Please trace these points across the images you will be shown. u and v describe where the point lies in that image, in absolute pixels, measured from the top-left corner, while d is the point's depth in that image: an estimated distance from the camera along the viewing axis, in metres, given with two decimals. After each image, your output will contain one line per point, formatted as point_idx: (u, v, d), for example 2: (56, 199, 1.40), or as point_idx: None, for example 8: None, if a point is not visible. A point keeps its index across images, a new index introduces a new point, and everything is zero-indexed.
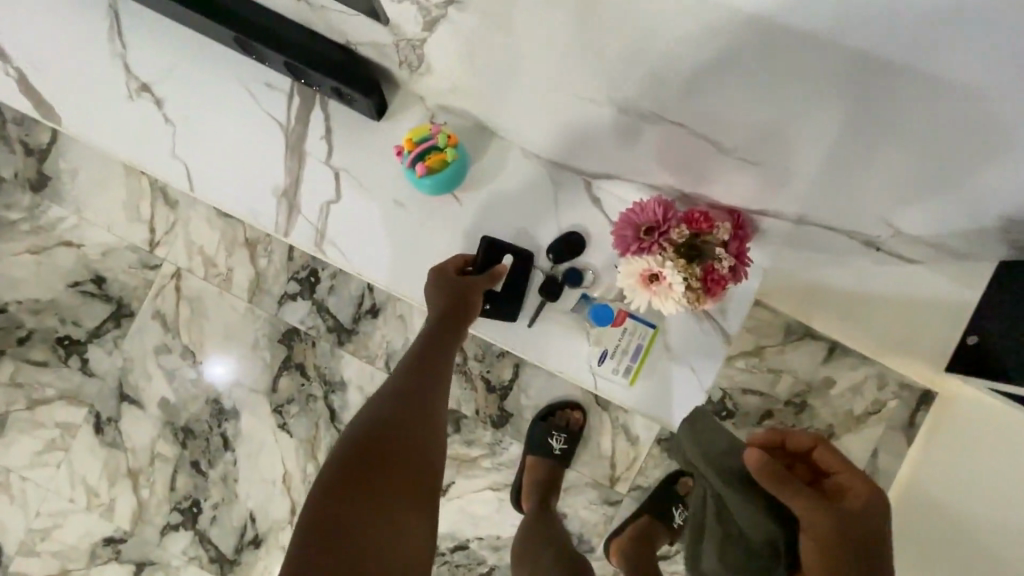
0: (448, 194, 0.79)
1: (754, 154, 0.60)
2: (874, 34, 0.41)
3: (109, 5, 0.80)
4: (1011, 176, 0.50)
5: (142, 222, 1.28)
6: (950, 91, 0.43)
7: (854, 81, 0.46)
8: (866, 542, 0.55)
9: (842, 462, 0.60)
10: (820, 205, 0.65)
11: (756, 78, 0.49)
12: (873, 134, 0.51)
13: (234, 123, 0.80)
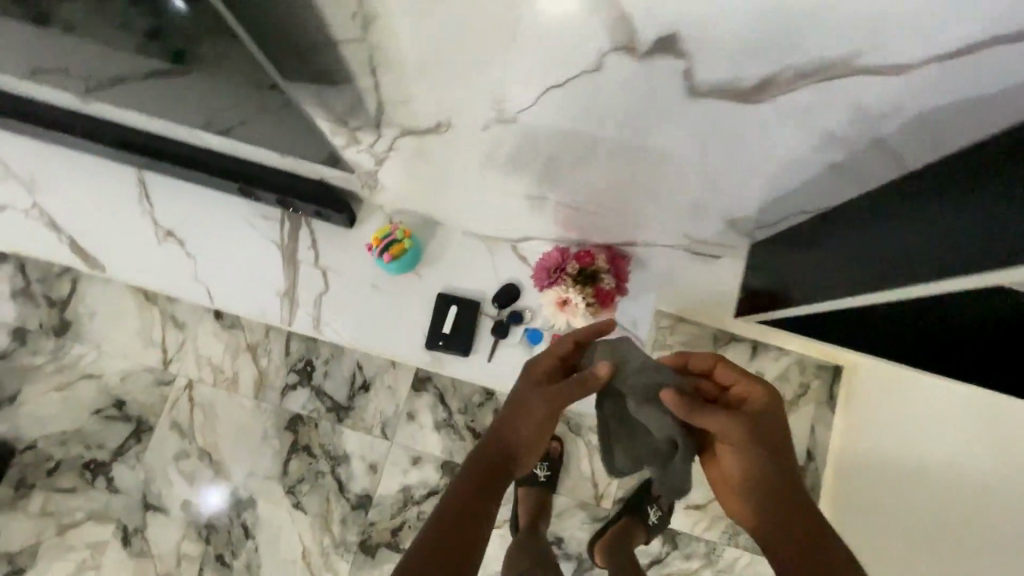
0: (411, 271, 1.04)
1: (607, 199, 0.75)
2: (663, 99, 0.47)
3: (137, 178, 1.06)
4: (824, 181, 0.57)
5: (156, 346, 1.49)
6: (771, 117, 0.47)
7: (679, 129, 0.51)
8: (771, 438, 0.66)
9: (741, 374, 0.70)
10: (674, 227, 0.79)
11: (595, 138, 0.56)
12: (716, 160, 0.56)
13: (241, 248, 1.05)
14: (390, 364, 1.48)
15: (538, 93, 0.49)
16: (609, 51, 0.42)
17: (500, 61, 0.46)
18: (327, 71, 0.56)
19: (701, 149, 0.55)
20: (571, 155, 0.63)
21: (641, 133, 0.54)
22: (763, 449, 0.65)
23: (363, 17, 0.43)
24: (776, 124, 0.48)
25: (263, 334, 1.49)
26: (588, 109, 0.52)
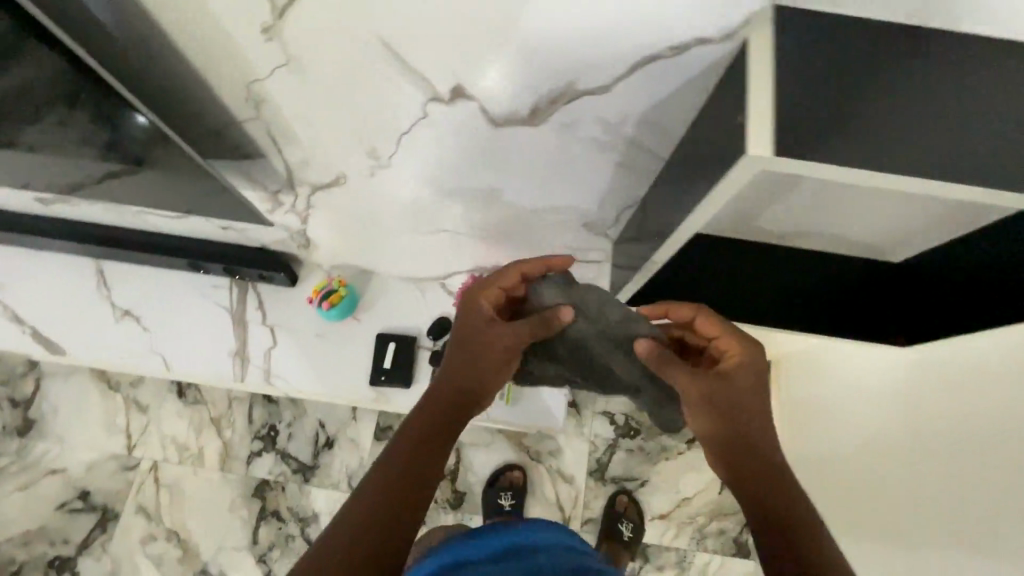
0: (350, 316, 1.15)
1: (486, 225, 0.86)
2: (423, 121, 0.57)
3: (95, 267, 1.17)
4: (616, 182, 0.65)
5: (120, 432, 1.53)
6: (516, 132, 0.57)
7: (457, 143, 0.61)
8: (750, 400, 0.64)
9: (722, 328, 0.67)
10: (545, 239, 0.88)
11: (414, 159, 0.67)
12: (523, 171, 0.66)
13: (194, 316, 1.16)
14: (352, 417, 1.54)
15: (395, 143, 0.63)
16: (425, 101, 0.54)
17: (360, 126, 0.61)
18: (240, 147, 0.71)
19: (533, 172, 0.66)
20: (434, 184, 0.73)
21: (438, 154, 0.64)
22: (741, 412, 0.63)
23: (252, 101, 0.58)
24: (527, 138, 0.58)
25: (226, 406, 1.55)
26: (430, 146, 0.63)
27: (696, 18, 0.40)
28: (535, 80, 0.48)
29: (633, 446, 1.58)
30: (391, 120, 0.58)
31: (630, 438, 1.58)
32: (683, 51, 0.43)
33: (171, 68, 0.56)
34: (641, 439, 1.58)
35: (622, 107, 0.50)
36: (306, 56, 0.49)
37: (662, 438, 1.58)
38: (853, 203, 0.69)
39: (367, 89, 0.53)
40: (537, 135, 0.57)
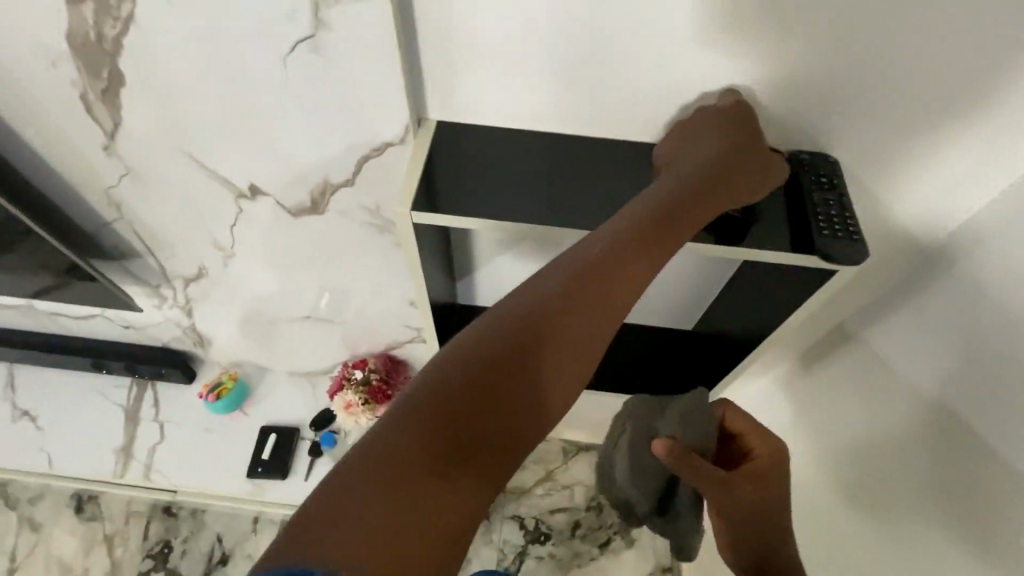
0: (238, 409, 1.22)
1: (338, 310, 1.00)
2: (237, 217, 0.74)
3: (8, 370, 1.26)
4: (400, 256, 0.80)
5: (6, 554, 1.47)
6: (307, 223, 0.74)
7: (272, 236, 0.78)
8: (771, 509, 0.58)
9: (751, 427, 0.64)
10: (388, 319, 1.01)
11: (250, 250, 0.82)
12: (329, 254, 0.82)
13: (88, 415, 1.22)
14: (252, 530, 1.49)
15: (230, 234, 0.79)
16: (235, 198, 0.71)
17: (198, 221, 0.77)
18: (117, 246, 0.87)
19: (345, 255, 0.81)
20: (277, 270, 0.88)
21: (261, 243, 0.80)
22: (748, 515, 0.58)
23: (112, 204, 0.76)
24: (316, 226, 0.75)
25: (122, 521, 1.50)
26: (256, 236, 0.79)
27: (379, 126, 0.59)
28: (300, 177, 0.66)
29: (544, 553, 1.52)
30: (217, 216, 0.75)
31: (540, 544, 1.53)
32: (382, 150, 0.62)
33: (49, 181, 0.74)
34: (552, 544, 1.53)
35: (369, 193, 0.67)
36: (139, 166, 0.68)
37: (574, 543, 1.53)
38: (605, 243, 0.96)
39: (190, 191, 0.71)
40: (326, 223, 0.73)
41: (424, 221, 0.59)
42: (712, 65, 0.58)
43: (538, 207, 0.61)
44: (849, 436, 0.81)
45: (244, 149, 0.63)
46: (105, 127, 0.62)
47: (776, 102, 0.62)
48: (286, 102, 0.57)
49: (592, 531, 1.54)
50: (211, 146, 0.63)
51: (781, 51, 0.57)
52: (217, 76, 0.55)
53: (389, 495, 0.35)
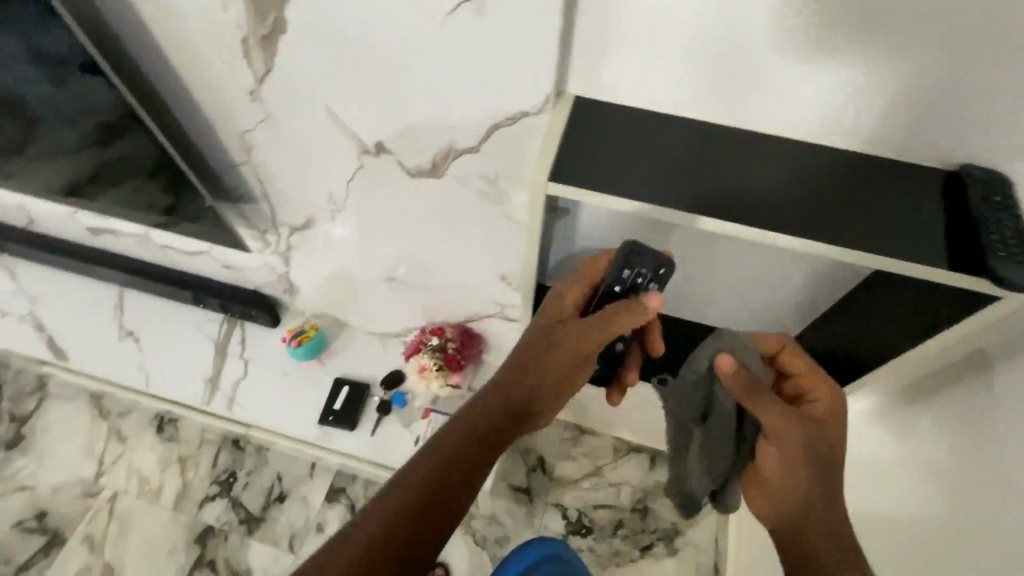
0: (315, 359, 1.28)
1: (427, 277, 1.02)
2: (359, 172, 0.77)
3: (118, 293, 1.37)
4: (502, 230, 0.81)
5: (95, 458, 1.61)
6: (423, 187, 0.76)
7: (387, 193, 0.80)
8: (829, 455, 0.65)
9: (814, 372, 0.73)
10: (474, 291, 1.02)
11: (361, 205, 0.85)
12: (434, 220, 0.84)
13: (183, 343, 1.31)
14: (308, 474, 1.56)
15: (345, 188, 0.82)
16: (360, 153, 0.73)
17: (317, 171, 0.80)
18: (236, 188, 0.91)
19: (449, 221, 0.83)
20: (379, 229, 0.91)
21: (371, 201, 0.83)
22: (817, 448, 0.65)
23: (244, 146, 0.80)
24: (430, 191, 0.76)
25: (196, 446, 1.61)
26: (369, 192, 0.81)
27: (519, 95, 0.59)
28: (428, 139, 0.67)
29: (583, 546, 1.51)
30: (337, 168, 0.78)
31: (581, 536, 1.52)
32: (516, 120, 0.61)
33: (189, 119, 0.79)
34: (592, 538, 1.52)
35: (490, 163, 0.68)
36: (277, 111, 0.71)
37: (614, 542, 1.51)
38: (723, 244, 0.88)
39: (319, 142, 0.74)
40: (442, 187, 0.74)
41: (560, 193, 0.59)
42: (887, 63, 0.55)
43: (672, 193, 0.59)
44: (945, 479, 0.75)
45: (381, 107, 0.65)
46: (255, 71, 0.66)
47: (955, 103, 0.56)
48: (435, 63, 0.58)
49: (634, 533, 1.52)
50: (350, 101, 0.65)
51: (973, 52, 0.52)
52: (376, 34, 0.57)
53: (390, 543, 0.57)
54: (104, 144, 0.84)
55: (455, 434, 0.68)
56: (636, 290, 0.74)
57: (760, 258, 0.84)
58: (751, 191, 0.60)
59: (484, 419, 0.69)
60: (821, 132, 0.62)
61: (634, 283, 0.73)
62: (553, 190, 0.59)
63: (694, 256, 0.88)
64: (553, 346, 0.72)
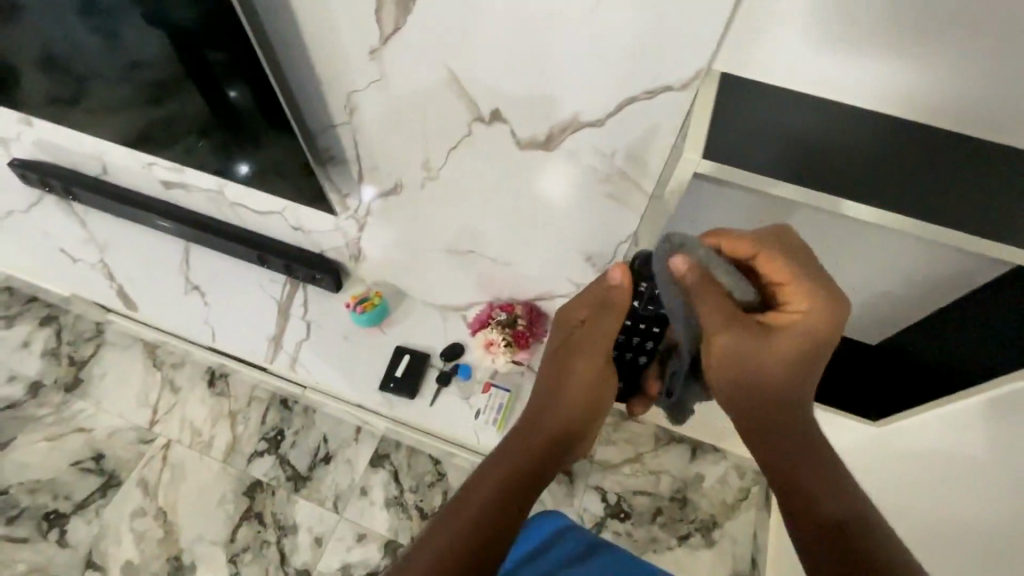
0: (376, 326, 1.28)
1: (507, 251, 1.04)
2: (472, 141, 0.83)
3: (183, 248, 1.40)
4: (600, 204, 0.86)
5: (148, 406, 1.64)
6: (534, 155, 0.81)
7: (496, 159, 0.84)
8: (786, 375, 0.63)
9: (793, 276, 0.61)
10: (552, 268, 1.04)
11: (465, 171, 0.89)
12: (531, 190, 0.88)
13: (247, 301, 1.33)
14: (353, 438, 1.57)
15: (445, 155, 0.87)
16: (472, 121, 0.80)
17: (426, 134, 0.85)
18: (331, 148, 0.95)
19: (548, 191, 0.87)
20: (468, 200, 0.94)
21: (474, 166, 0.87)
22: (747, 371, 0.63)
23: (348, 108, 0.86)
24: (538, 161, 0.82)
25: (246, 402, 1.63)
26: (473, 159, 0.86)
27: (663, 71, 0.64)
28: (552, 110, 0.74)
29: (621, 530, 1.47)
30: (445, 130, 0.83)
31: (618, 520, 1.48)
32: (654, 94, 0.67)
33: (303, 71, 0.83)
34: (630, 523, 1.47)
35: (608, 136, 0.75)
36: (393, 76, 0.78)
37: (654, 530, 1.46)
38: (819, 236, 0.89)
39: (433, 105, 0.80)
40: (547, 159, 0.81)
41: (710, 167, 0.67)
42: None
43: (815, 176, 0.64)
44: None
45: (518, 78, 0.72)
46: (383, 30, 0.73)
47: None
48: (587, 39, 0.64)
49: (673, 521, 1.47)
50: (478, 70, 0.73)
51: None
52: (522, 10, 0.64)
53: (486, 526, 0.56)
54: (219, 97, 0.87)
55: (505, 446, 0.71)
56: (652, 302, 0.79)
57: (871, 244, 0.86)
58: None
59: (528, 422, 0.75)
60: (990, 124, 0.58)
61: (651, 295, 0.78)
62: None
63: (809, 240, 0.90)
64: (581, 344, 0.78)
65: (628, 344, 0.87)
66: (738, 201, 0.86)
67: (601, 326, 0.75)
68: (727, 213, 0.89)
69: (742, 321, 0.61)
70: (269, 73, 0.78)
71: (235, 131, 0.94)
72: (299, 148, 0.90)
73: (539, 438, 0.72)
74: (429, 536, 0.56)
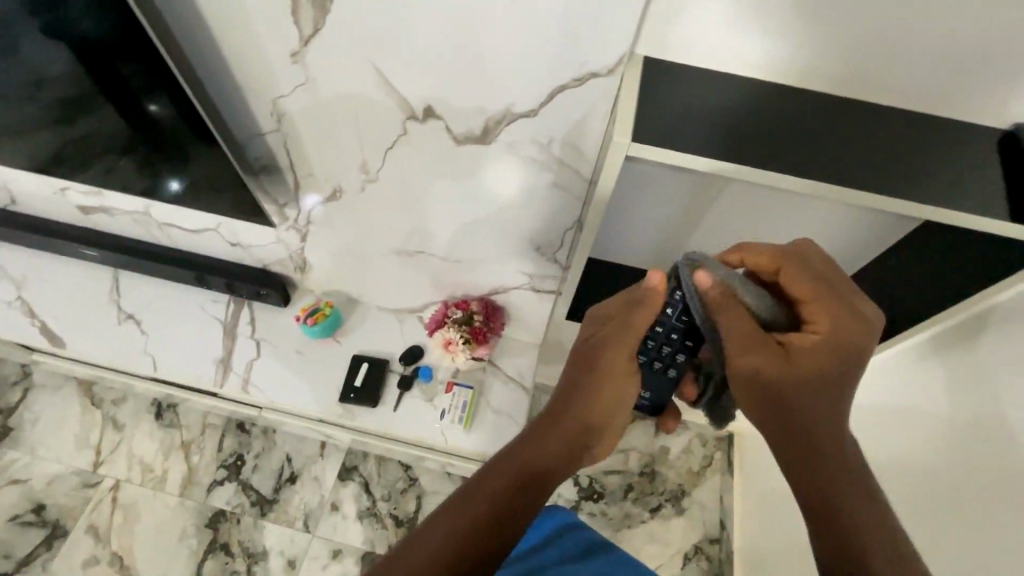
0: (330, 337, 1.25)
1: (457, 248, 1.03)
2: (412, 139, 0.81)
3: (112, 276, 1.31)
4: (541, 193, 0.86)
5: (90, 448, 1.54)
6: (472, 149, 0.81)
7: (435, 156, 0.84)
8: (822, 390, 0.59)
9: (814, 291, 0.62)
10: (503, 261, 1.04)
11: (407, 170, 0.87)
12: (472, 184, 0.87)
13: (189, 325, 1.26)
14: (319, 453, 1.52)
15: (383, 156, 0.86)
16: (405, 120, 0.79)
17: (359, 133, 0.83)
18: (262, 157, 0.92)
19: (489, 184, 0.87)
20: (411, 200, 0.93)
21: (413, 163, 0.86)
22: (774, 385, 0.60)
23: (275, 115, 0.83)
24: (474, 154, 0.82)
25: (199, 431, 1.56)
26: (411, 156, 0.85)
27: (589, 59, 0.66)
28: (484, 104, 0.74)
29: (596, 510, 1.50)
30: (379, 130, 0.82)
31: (593, 501, 1.51)
32: (582, 81, 0.69)
33: (221, 77, 0.79)
34: (604, 503, 1.50)
35: (543, 124, 0.75)
36: (320, 77, 0.76)
37: (627, 506, 1.50)
38: (753, 209, 0.92)
39: (363, 107, 0.79)
40: (485, 152, 0.81)
41: (638, 153, 0.61)
42: (947, 23, 0.58)
43: (741, 151, 0.61)
44: (961, 420, 0.77)
45: (446, 73, 0.71)
46: (303, 31, 0.70)
47: (995, 57, 0.59)
48: (512, 31, 0.65)
49: (644, 495, 1.51)
50: (406, 67, 0.72)
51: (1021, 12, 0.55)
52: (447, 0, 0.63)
53: (462, 548, 0.53)
54: (133, 112, 0.82)
55: (509, 450, 0.64)
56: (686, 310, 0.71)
57: (802, 209, 0.90)
58: (823, 148, 0.63)
59: (542, 419, 0.67)
60: (872, 91, 0.66)
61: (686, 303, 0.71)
62: (634, 150, 0.61)
63: (740, 215, 0.94)
64: (603, 342, 0.69)
65: (657, 356, 0.75)
66: (675, 179, 0.89)
67: (629, 318, 0.68)
68: (664, 194, 0.92)
69: (759, 342, 0.61)
70: (180, 83, 0.74)
71: (158, 147, 0.89)
72: (227, 161, 0.86)
73: (556, 443, 0.64)
74: (420, 537, 0.54)
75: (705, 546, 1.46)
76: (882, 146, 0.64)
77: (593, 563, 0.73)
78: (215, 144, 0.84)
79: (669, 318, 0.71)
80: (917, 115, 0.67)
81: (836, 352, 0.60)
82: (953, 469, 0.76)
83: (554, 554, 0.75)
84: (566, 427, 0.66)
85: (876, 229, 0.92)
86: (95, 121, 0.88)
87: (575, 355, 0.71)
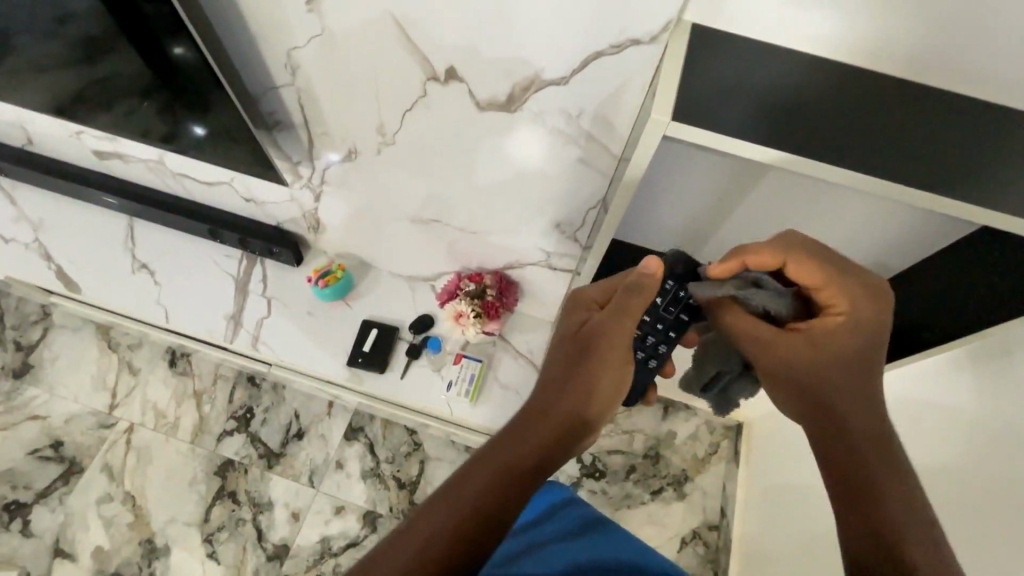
0: (341, 299, 1.23)
1: (475, 219, 0.99)
2: (432, 101, 0.77)
3: (127, 224, 1.31)
4: (565, 167, 0.82)
5: (107, 390, 1.57)
6: (494, 117, 0.76)
7: (456, 122, 0.79)
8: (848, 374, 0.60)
9: (822, 280, 0.61)
10: (521, 235, 1.00)
11: (426, 135, 0.83)
12: (491, 154, 0.83)
13: (203, 278, 1.26)
14: (326, 412, 1.54)
15: (401, 119, 0.82)
16: (425, 80, 0.74)
17: (377, 91, 0.78)
18: (277, 112, 0.88)
19: (511, 154, 0.82)
20: (427, 165, 0.89)
21: (432, 127, 0.81)
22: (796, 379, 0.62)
23: (289, 68, 0.79)
24: (498, 122, 0.77)
25: (211, 381, 1.58)
26: (428, 121, 0.80)
27: (629, 25, 0.60)
28: (512, 68, 0.69)
29: (596, 488, 1.49)
30: (399, 89, 0.77)
31: (594, 480, 1.51)
32: (620, 49, 0.63)
33: (234, 25, 0.75)
34: (605, 482, 1.50)
35: (574, 95, 0.70)
36: (337, 29, 0.71)
37: (628, 486, 1.50)
38: (790, 198, 0.86)
39: (382, 65, 0.74)
40: (509, 121, 0.76)
41: (676, 133, 0.56)
42: None
43: (790, 137, 0.56)
44: (988, 439, 0.73)
45: (471, 33, 0.66)
46: None
47: None
48: None
49: (646, 478, 1.50)
50: (429, 22, 0.66)
51: None
52: None
53: (452, 543, 0.51)
54: (143, 57, 0.79)
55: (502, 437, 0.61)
56: (677, 304, 0.73)
57: (844, 202, 0.84)
58: (881, 138, 0.57)
59: (534, 408, 0.64)
60: (947, 78, 0.59)
61: (676, 296, 0.72)
62: (672, 130, 0.56)
63: (775, 206, 0.89)
64: (594, 331, 0.66)
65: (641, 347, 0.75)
66: (708, 162, 0.83)
67: (623, 305, 0.66)
68: (696, 176, 0.87)
69: (777, 340, 0.64)
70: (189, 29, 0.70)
71: (172, 95, 0.86)
72: (237, 112, 0.83)
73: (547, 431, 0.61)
74: (397, 543, 0.51)
75: (703, 532, 1.45)
76: (951, 141, 0.57)
77: (587, 537, 0.68)
78: (225, 95, 0.80)
79: (659, 308, 0.73)
80: (993, 106, 0.60)
81: (855, 336, 0.61)
82: (972, 487, 0.73)
83: (553, 528, 0.71)
84: (560, 416, 0.62)
85: (921, 231, 0.86)
86: (109, 64, 0.85)
87: (563, 339, 0.68)
